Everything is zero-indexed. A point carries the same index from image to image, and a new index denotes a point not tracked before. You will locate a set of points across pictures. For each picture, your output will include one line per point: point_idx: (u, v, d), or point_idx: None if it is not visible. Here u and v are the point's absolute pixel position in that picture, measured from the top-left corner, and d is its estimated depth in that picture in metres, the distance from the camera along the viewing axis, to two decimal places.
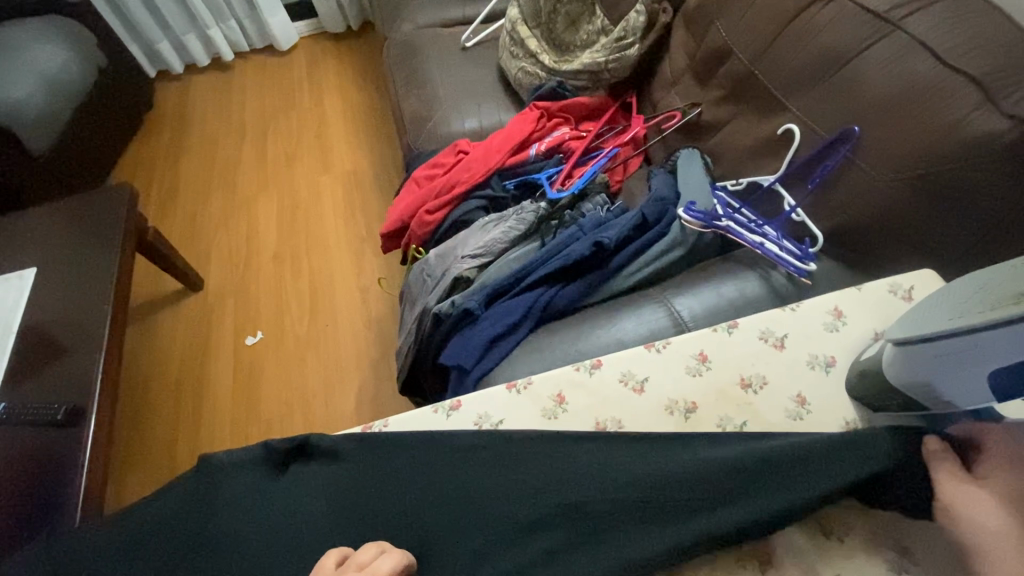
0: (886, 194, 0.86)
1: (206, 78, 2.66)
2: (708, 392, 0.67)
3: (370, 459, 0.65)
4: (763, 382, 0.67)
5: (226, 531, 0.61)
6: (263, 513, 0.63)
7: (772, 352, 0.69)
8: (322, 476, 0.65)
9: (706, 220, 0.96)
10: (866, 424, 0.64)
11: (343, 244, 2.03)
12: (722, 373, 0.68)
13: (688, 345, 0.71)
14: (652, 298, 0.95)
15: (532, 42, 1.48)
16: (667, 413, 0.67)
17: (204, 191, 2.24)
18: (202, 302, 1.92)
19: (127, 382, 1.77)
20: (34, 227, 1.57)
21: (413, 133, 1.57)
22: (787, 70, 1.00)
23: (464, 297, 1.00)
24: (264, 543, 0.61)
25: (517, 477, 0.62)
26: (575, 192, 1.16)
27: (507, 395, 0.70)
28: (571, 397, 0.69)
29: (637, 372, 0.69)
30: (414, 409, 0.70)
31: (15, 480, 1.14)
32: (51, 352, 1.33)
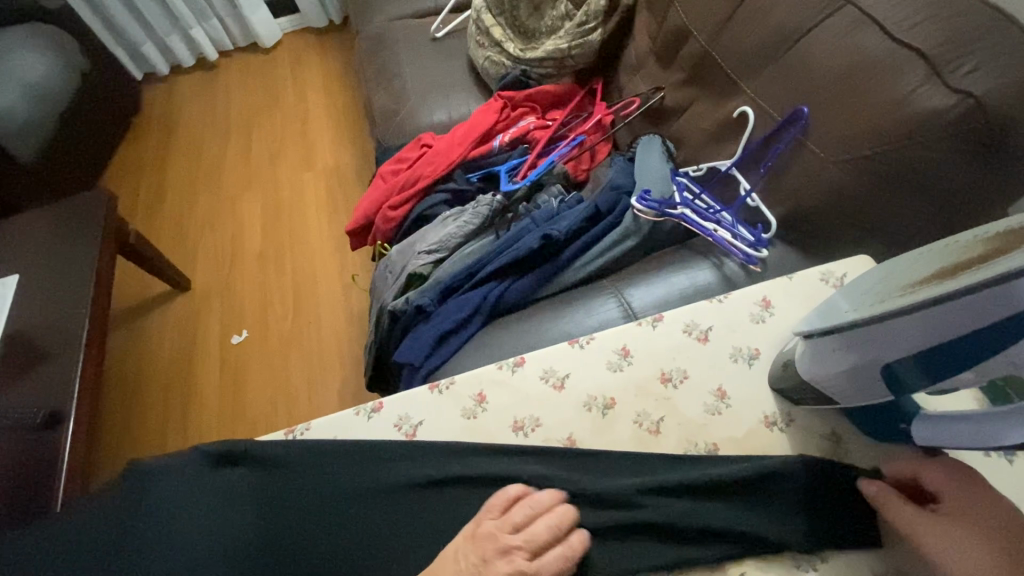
0: (838, 177, 0.83)
1: (191, 78, 2.67)
2: (627, 386, 0.69)
3: (299, 463, 0.65)
4: (683, 377, 0.70)
5: (154, 535, 0.62)
6: (193, 521, 0.62)
7: (692, 347, 0.72)
8: (252, 485, 0.65)
9: (658, 210, 0.95)
10: (784, 416, 0.67)
11: (326, 241, 2.04)
12: (643, 368, 0.71)
13: (612, 340, 0.73)
14: (604, 289, 0.94)
15: (497, 30, 1.46)
16: (584, 409, 0.68)
17: (190, 192, 2.25)
18: (189, 303, 1.95)
19: (117, 385, 1.80)
20: (14, 234, 1.59)
21: (382, 127, 1.56)
22: (740, 51, 0.97)
23: (417, 294, 1.00)
24: (193, 545, 0.61)
25: (443, 474, 0.64)
26: (531, 183, 1.14)
27: (429, 396, 0.71)
28: (491, 395, 0.70)
29: (559, 369, 0.71)
30: (336, 413, 0.70)
31: None
32: (32, 358, 1.35)
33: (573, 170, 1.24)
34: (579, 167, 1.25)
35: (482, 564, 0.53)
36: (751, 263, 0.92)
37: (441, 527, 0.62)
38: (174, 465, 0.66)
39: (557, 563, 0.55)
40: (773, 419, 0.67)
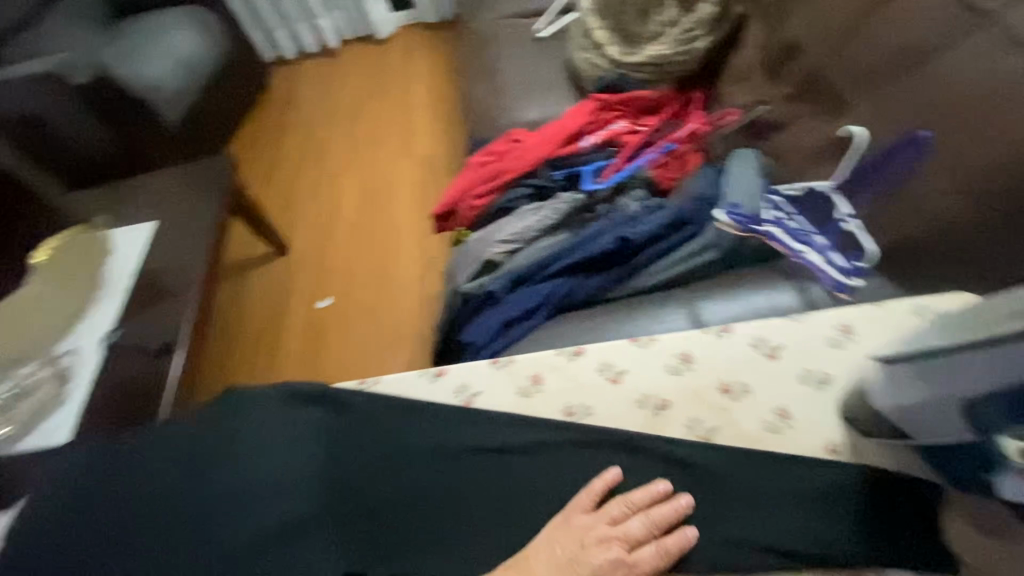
0: (952, 209, 0.78)
1: (312, 63, 2.91)
2: (685, 390, 0.70)
3: (364, 412, 0.72)
4: (744, 391, 0.70)
5: (248, 454, 0.70)
6: (277, 452, 0.70)
7: (761, 360, 0.71)
8: (325, 427, 0.72)
9: (743, 225, 0.94)
10: (852, 449, 0.66)
11: (412, 223, 2.16)
12: (703, 374, 0.71)
13: (674, 344, 0.74)
14: (677, 299, 0.94)
15: (600, 33, 1.45)
16: (637, 407, 0.70)
17: (299, 166, 2.47)
18: (286, 266, 2.14)
19: (217, 331, 2.01)
20: (154, 188, 1.83)
21: (477, 120, 1.63)
22: (859, 67, 0.92)
23: (491, 279, 1.04)
24: (281, 472, 0.69)
25: (495, 446, 0.68)
26: (615, 184, 1.14)
27: (489, 368, 0.74)
28: (547, 378, 0.73)
29: (617, 363, 0.73)
30: (401, 373, 0.75)
31: (113, 394, 1.36)
32: (156, 296, 1.55)
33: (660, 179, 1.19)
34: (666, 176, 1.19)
35: (580, 552, 0.58)
36: (839, 290, 0.89)
37: (486, 493, 0.66)
38: (266, 395, 0.73)
39: (653, 559, 0.59)
40: (840, 449, 0.66)
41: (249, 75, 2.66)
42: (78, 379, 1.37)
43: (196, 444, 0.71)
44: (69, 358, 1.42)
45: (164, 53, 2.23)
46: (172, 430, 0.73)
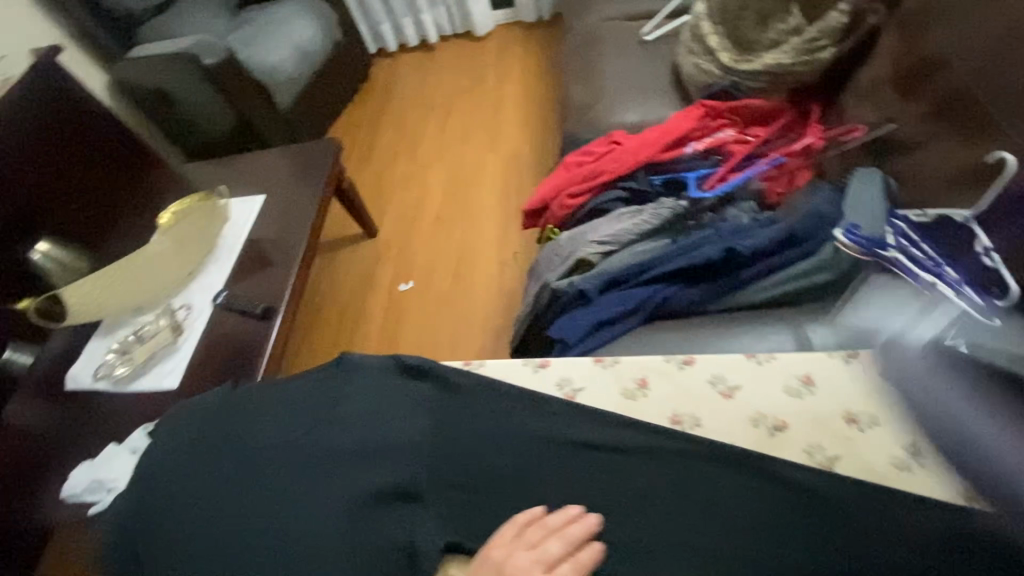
0: None
1: (411, 56, 3.03)
2: (802, 413, 0.75)
3: (476, 391, 0.79)
4: (871, 422, 0.73)
5: (355, 416, 0.76)
6: (384, 419, 0.76)
7: (890, 393, 0.75)
8: (435, 402, 0.79)
9: (869, 245, 0.86)
10: (996, 501, 0.65)
11: (494, 217, 2.20)
12: (823, 400, 0.76)
13: (795, 367, 0.79)
14: (783, 319, 0.91)
15: (713, 38, 1.41)
16: (752, 424, 0.75)
17: (392, 154, 2.58)
18: (372, 248, 2.25)
19: (306, 303, 2.15)
20: (264, 165, 1.98)
21: (574, 120, 1.63)
22: (1007, 89, 0.83)
23: (582, 279, 1.04)
24: (386, 437, 0.75)
25: (601, 445, 0.73)
26: (722, 194, 1.11)
27: (594, 368, 0.83)
28: (653, 384, 0.80)
29: (731, 379, 0.79)
30: (511, 361, 0.84)
31: (218, 352, 1.48)
32: (259, 264, 1.68)
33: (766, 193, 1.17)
34: (774, 191, 1.17)
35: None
36: None
37: (588, 484, 0.71)
38: (378, 364, 0.82)
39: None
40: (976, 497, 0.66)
41: (353, 65, 2.81)
42: (190, 333, 1.51)
43: (316, 408, 0.78)
44: (184, 312, 1.56)
45: (282, 40, 2.41)
46: (294, 385, 0.82)
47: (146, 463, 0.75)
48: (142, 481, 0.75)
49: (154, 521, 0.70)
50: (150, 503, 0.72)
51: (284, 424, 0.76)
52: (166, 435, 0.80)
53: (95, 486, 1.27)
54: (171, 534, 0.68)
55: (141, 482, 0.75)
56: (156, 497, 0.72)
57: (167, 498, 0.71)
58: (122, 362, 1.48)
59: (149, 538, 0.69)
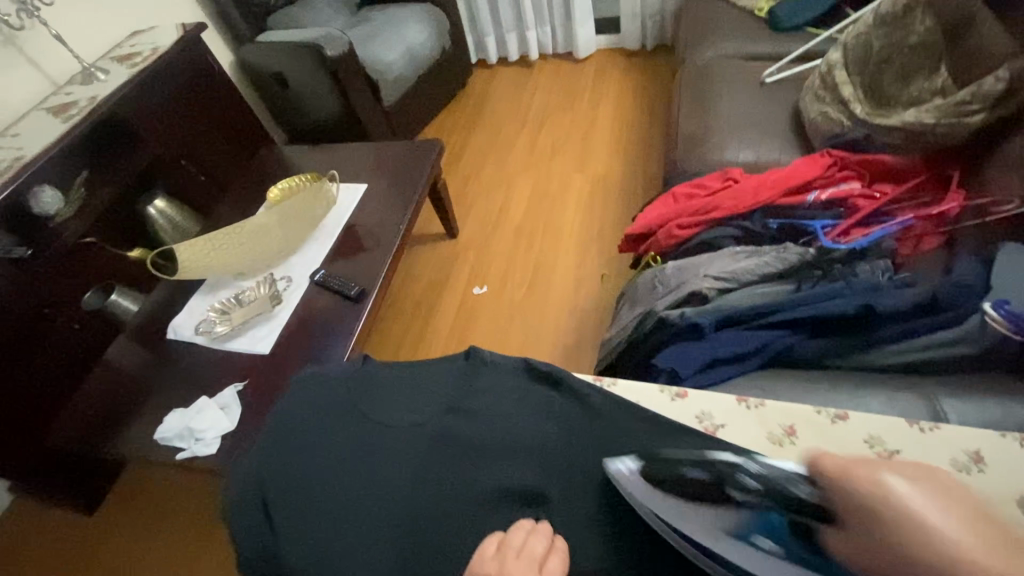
0: None
1: (510, 70, 3.10)
2: (971, 493, 0.72)
3: (621, 404, 0.85)
4: None
5: (489, 408, 0.86)
6: (514, 414, 0.85)
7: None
8: (569, 410, 0.86)
9: (1018, 327, 0.81)
10: None
11: (576, 235, 2.20)
12: (996, 482, 0.72)
13: (963, 441, 0.76)
14: (915, 388, 0.87)
15: (847, 88, 1.39)
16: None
17: (482, 161, 2.64)
18: (452, 248, 2.30)
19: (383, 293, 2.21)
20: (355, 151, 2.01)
21: (682, 151, 1.60)
22: None
23: (695, 312, 1.02)
24: (517, 428, 0.83)
25: None
26: (854, 248, 1.07)
27: (735, 406, 0.86)
28: (800, 433, 0.81)
29: (887, 442, 0.78)
30: (643, 386, 0.90)
31: (308, 328, 1.50)
32: (354, 247, 1.70)
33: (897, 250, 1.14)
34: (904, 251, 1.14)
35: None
36: None
37: None
38: (501, 364, 0.93)
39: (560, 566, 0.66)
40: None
41: (455, 71, 2.90)
42: (287, 303, 1.56)
43: (444, 394, 0.89)
44: (284, 284, 1.61)
45: (396, 40, 2.52)
46: (422, 369, 0.94)
47: (282, 418, 0.86)
48: (274, 433, 0.85)
49: (280, 472, 0.79)
50: (283, 451, 0.82)
51: (423, 402, 0.88)
52: (298, 400, 0.90)
53: (185, 433, 1.33)
54: (305, 486, 0.77)
55: (272, 435, 0.84)
56: (288, 450, 0.81)
57: (296, 448, 0.82)
58: (222, 322, 1.54)
59: (270, 483, 0.78)
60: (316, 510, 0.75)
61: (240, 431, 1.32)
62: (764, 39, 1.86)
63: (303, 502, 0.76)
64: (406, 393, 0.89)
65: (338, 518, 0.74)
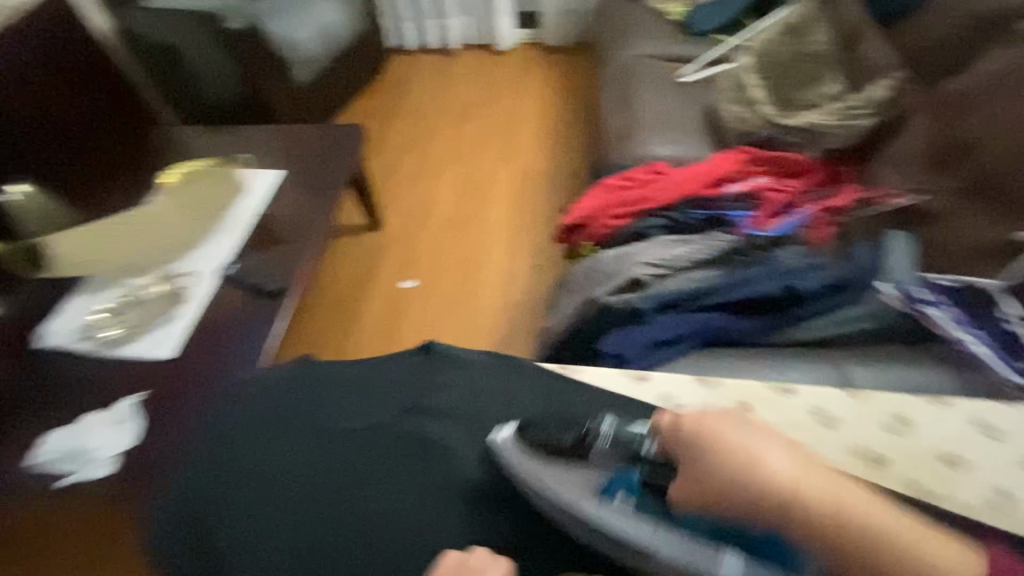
0: None
1: (429, 57, 3.01)
2: (906, 452, 0.75)
3: (585, 390, 0.86)
4: (969, 465, 0.73)
5: (438, 402, 0.86)
6: (466, 404, 0.86)
7: (983, 442, 0.75)
8: (530, 397, 0.86)
9: (909, 298, 0.96)
10: None
11: (504, 227, 2.20)
12: (924, 440, 0.76)
13: (896, 405, 0.79)
14: (830, 358, 0.97)
15: (758, 90, 1.50)
16: (853, 455, 0.75)
17: (403, 150, 2.54)
18: (375, 241, 2.19)
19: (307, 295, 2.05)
20: (265, 135, 1.83)
21: (610, 145, 1.65)
22: None
23: (637, 298, 1.06)
24: (466, 420, 0.84)
25: None
26: (772, 236, 1.17)
27: (695, 385, 0.85)
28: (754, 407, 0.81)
29: (831, 411, 0.79)
30: (609, 373, 0.89)
31: (217, 330, 1.34)
32: (269, 240, 1.54)
33: (815, 230, 1.23)
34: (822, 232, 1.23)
35: None
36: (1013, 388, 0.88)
37: None
38: (457, 357, 0.93)
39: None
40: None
41: (372, 55, 2.76)
42: (193, 301, 1.38)
43: (399, 393, 0.88)
44: (184, 280, 1.42)
45: (309, 17, 2.34)
46: (378, 366, 0.93)
47: (219, 431, 0.85)
48: (213, 445, 0.85)
49: (216, 486, 0.80)
50: (221, 460, 0.82)
51: (369, 397, 0.88)
52: (236, 406, 0.89)
53: (73, 455, 1.15)
54: (238, 504, 0.77)
55: (211, 448, 0.84)
56: (226, 458, 0.82)
57: (234, 456, 0.82)
58: (113, 325, 1.34)
59: (205, 499, 0.79)
60: (248, 524, 0.75)
61: (141, 449, 1.15)
62: (679, 41, 1.98)
63: (239, 513, 0.76)
64: (350, 391, 0.88)
65: (271, 531, 0.74)
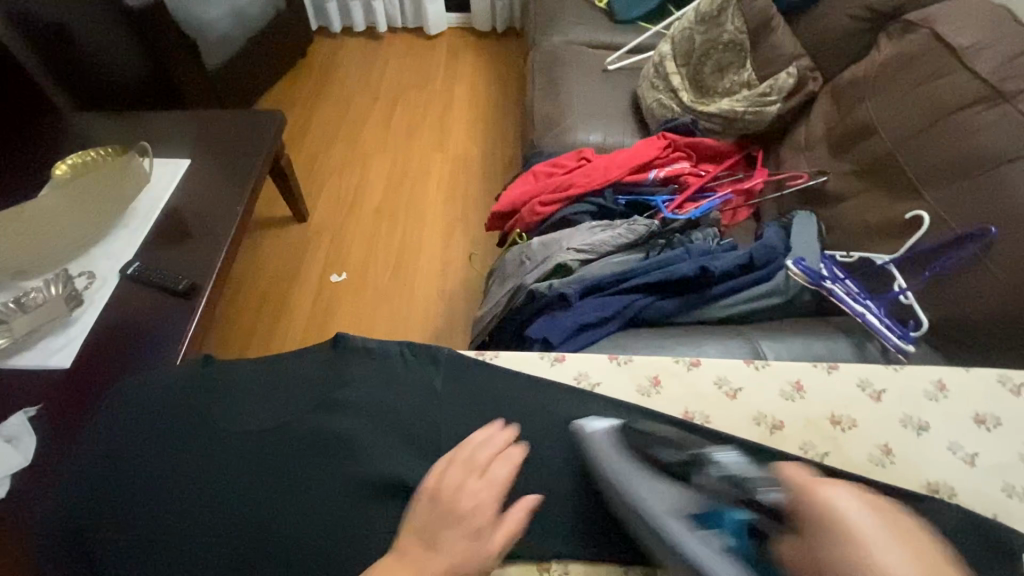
0: (984, 295, 0.93)
1: (357, 41, 2.89)
2: (798, 416, 0.80)
3: (503, 373, 0.86)
4: (852, 424, 0.79)
5: (352, 398, 0.82)
6: (382, 398, 0.83)
7: (864, 401, 0.81)
8: (450, 386, 0.85)
9: (812, 277, 1.02)
10: (949, 493, 0.73)
11: (439, 216, 2.16)
12: (813, 404, 0.81)
13: (789, 373, 0.84)
14: (741, 334, 1.02)
15: (676, 78, 1.55)
16: (755, 422, 0.79)
17: (331, 138, 2.43)
18: (302, 233, 2.09)
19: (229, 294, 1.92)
20: (171, 121, 1.69)
21: (539, 132, 1.65)
22: (921, 163, 1.06)
23: (562, 283, 1.07)
24: (381, 414, 0.80)
25: (626, 439, 0.77)
26: (690, 219, 1.21)
27: (609, 364, 0.87)
28: (664, 383, 0.84)
29: (733, 381, 0.83)
30: (526, 356, 0.89)
31: (120, 334, 1.23)
32: (178, 235, 1.43)
33: (727, 217, 1.33)
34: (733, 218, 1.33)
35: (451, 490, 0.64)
36: (895, 351, 0.97)
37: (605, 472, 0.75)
38: (372, 350, 0.90)
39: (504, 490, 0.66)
40: (942, 488, 0.73)
41: (293, 37, 2.61)
42: (94, 303, 1.27)
43: (311, 391, 0.84)
44: (84, 281, 1.30)
45: None
46: (290, 369, 0.89)
47: (111, 446, 0.78)
48: (106, 460, 0.77)
49: (104, 505, 0.73)
50: (114, 473, 0.76)
51: (284, 396, 0.84)
52: (134, 414, 0.82)
53: None
54: (129, 522, 0.71)
55: (105, 463, 0.77)
56: (118, 472, 0.76)
57: (126, 471, 0.75)
58: None
59: (92, 520, 0.72)
60: (140, 534, 0.70)
61: (34, 469, 1.04)
62: (606, 28, 2.00)
63: (131, 532, 0.70)
64: (264, 391, 0.85)
65: (165, 542, 0.69)
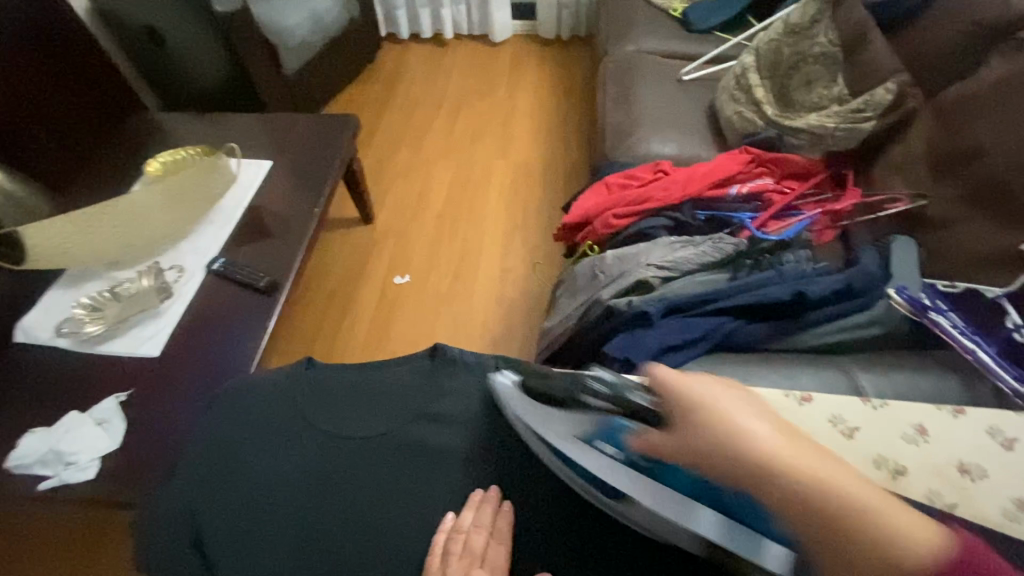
0: None
1: (423, 47, 2.95)
2: (921, 461, 0.81)
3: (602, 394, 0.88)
4: (981, 474, 0.79)
5: (454, 410, 0.88)
6: (481, 413, 0.88)
7: (993, 449, 0.81)
8: None
9: (916, 307, 0.95)
10: None
11: (500, 222, 2.16)
12: (936, 451, 0.81)
13: (909, 416, 0.85)
14: (837, 365, 0.96)
15: (759, 91, 1.51)
16: (874, 465, 0.80)
17: (396, 141, 2.49)
18: (367, 234, 2.14)
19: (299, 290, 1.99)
20: (254, 123, 1.77)
21: (611, 143, 1.63)
22: None
23: (643, 300, 1.05)
24: (483, 428, 0.86)
25: None
26: (779, 240, 1.16)
27: None
28: (774, 416, 0.85)
29: (848, 420, 0.84)
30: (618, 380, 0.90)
31: (199, 330, 1.28)
32: (258, 233, 1.48)
33: (817, 234, 1.27)
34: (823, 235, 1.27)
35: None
36: (1011, 394, 0.88)
37: None
38: (468, 362, 0.95)
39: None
40: None
41: (364, 44, 2.69)
42: (181, 296, 1.33)
43: (410, 403, 0.91)
44: (174, 274, 1.37)
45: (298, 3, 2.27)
46: (390, 370, 0.96)
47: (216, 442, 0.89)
48: (212, 455, 0.88)
49: (210, 509, 0.83)
50: (216, 474, 0.86)
51: (382, 405, 0.91)
52: (236, 413, 0.93)
53: (52, 457, 1.09)
54: (236, 518, 0.81)
55: (216, 462, 0.87)
56: (221, 469, 0.86)
57: (235, 470, 0.86)
58: (92, 320, 1.28)
59: (203, 517, 0.82)
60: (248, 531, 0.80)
61: (127, 452, 1.10)
62: (680, 38, 1.95)
63: (238, 535, 0.80)
64: (364, 400, 0.92)
65: (281, 533, 0.78)
